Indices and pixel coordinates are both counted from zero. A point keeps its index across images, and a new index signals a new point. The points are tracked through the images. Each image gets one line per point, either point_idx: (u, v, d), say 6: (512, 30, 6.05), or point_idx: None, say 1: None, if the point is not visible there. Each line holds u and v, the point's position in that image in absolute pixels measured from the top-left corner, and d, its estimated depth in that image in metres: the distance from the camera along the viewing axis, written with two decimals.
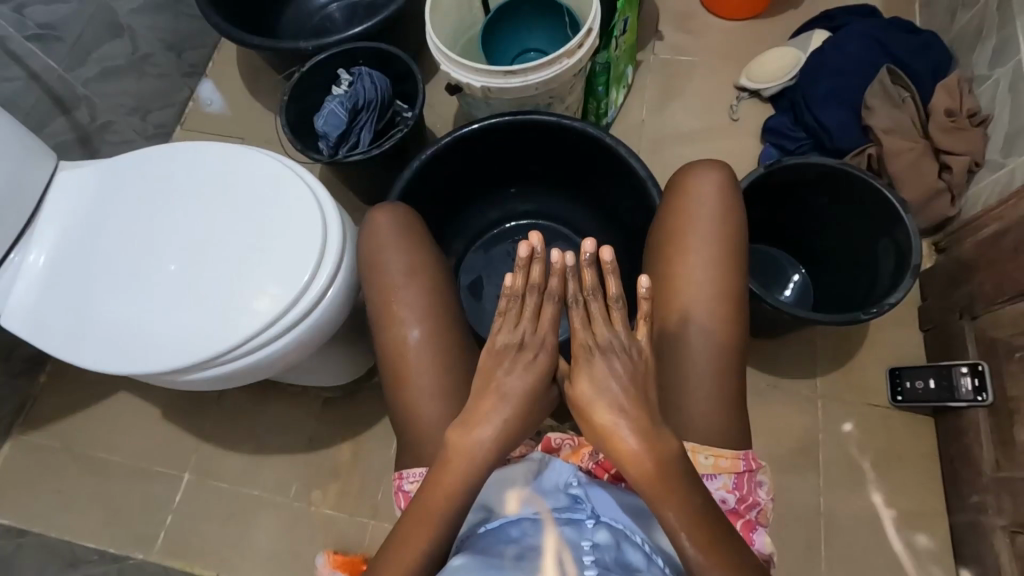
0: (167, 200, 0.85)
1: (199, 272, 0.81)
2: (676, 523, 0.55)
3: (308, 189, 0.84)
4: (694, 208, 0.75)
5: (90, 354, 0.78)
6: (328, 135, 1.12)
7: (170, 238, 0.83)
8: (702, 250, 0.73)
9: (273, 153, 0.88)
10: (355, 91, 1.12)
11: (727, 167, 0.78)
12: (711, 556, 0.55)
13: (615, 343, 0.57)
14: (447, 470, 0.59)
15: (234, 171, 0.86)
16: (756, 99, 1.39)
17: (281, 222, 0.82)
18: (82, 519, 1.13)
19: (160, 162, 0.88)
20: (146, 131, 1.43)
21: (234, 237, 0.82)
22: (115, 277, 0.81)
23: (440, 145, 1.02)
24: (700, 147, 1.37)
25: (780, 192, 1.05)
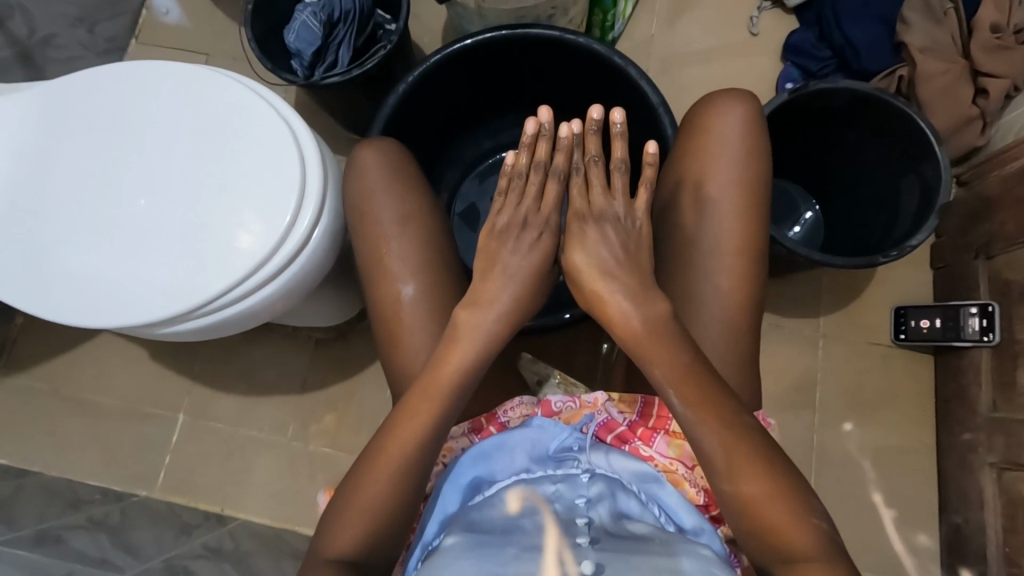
0: (123, 130, 0.76)
1: (169, 211, 0.73)
2: (664, 377, 0.58)
3: (281, 119, 0.74)
4: (716, 148, 0.68)
5: (55, 304, 0.71)
6: (301, 54, 0.99)
7: (132, 173, 0.74)
8: (721, 196, 0.67)
9: (238, 76, 0.77)
10: (330, 0, 0.98)
11: (751, 97, 0.69)
12: (706, 417, 0.56)
13: (608, 206, 0.66)
14: (453, 348, 0.62)
15: (196, 93, 0.76)
16: (779, 10, 1.25)
17: (253, 154, 0.74)
18: (81, 459, 1.13)
19: (109, 83, 0.77)
20: (96, 46, 1.27)
21: (204, 171, 0.74)
22: (73, 218, 0.73)
23: (429, 63, 0.90)
24: (713, 66, 1.24)
25: (802, 119, 0.96)
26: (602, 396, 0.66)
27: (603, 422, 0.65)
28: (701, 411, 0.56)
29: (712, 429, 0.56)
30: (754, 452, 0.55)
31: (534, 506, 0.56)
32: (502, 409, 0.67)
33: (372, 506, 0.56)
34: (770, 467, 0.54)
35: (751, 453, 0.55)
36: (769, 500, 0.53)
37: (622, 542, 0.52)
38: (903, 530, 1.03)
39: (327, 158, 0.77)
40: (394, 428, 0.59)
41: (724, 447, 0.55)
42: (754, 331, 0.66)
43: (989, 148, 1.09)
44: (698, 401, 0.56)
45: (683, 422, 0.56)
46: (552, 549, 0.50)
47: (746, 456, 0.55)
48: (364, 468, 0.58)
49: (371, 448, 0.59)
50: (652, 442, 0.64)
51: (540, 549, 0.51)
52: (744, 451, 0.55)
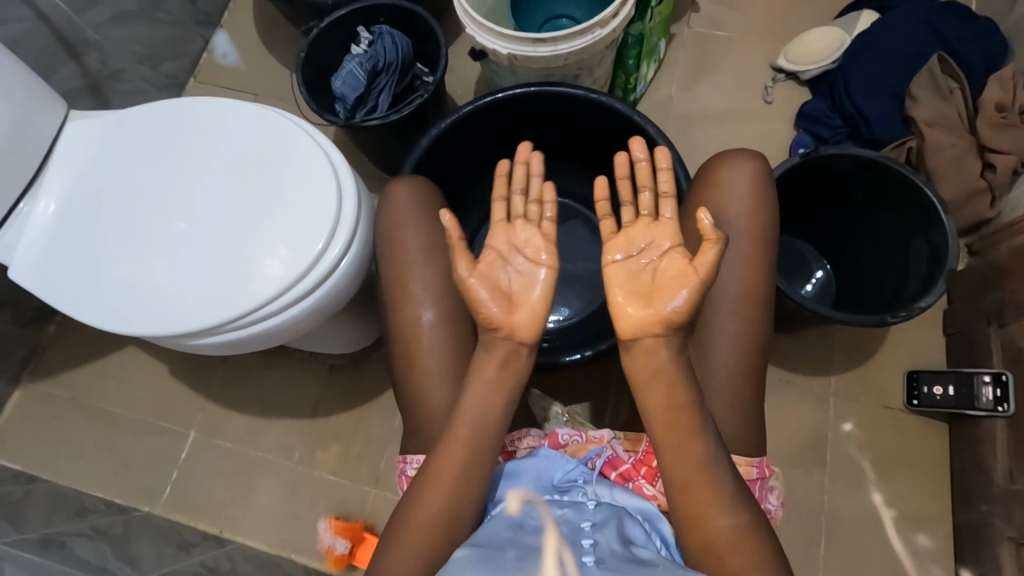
0: (177, 157, 0.82)
1: (212, 231, 0.79)
2: (655, 414, 0.58)
3: (323, 154, 0.81)
4: (726, 200, 0.71)
5: (97, 312, 0.76)
6: (344, 97, 1.06)
7: (182, 195, 0.80)
8: (729, 245, 0.70)
9: (288, 114, 0.84)
10: (375, 52, 1.06)
11: (760, 156, 0.74)
12: (686, 457, 0.57)
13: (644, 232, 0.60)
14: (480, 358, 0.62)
15: (244, 125, 0.83)
16: (792, 81, 1.32)
17: (294, 183, 0.80)
18: (90, 470, 1.15)
19: (167, 112, 0.84)
20: (157, 82, 1.39)
21: (248, 196, 0.80)
22: (123, 234, 0.79)
23: (461, 111, 0.98)
24: (729, 129, 1.31)
25: (813, 181, 1.01)
26: (607, 433, 0.68)
27: (609, 458, 0.66)
28: (669, 441, 0.58)
29: (687, 473, 0.57)
30: (725, 502, 0.57)
31: (533, 506, 0.61)
32: (510, 440, 0.69)
33: (421, 556, 0.58)
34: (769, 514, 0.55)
35: (721, 499, 0.57)
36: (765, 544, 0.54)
37: (627, 564, 0.52)
38: (904, 531, 1.02)
39: (361, 191, 0.82)
40: (434, 471, 0.60)
41: (686, 492, 0.57)
42: (759, 376, 0.68)
43: (999, 220, 1.11)
44: (667, 446, 0.58)
45: (662, 460, 0.58)
46: (553, 553, 0.53)
47: (719, 505, 0.57)
48: (408, 511, 0.60)
49: (411, 491, 0.61)
50: (656, 481, 0.65)
51: (539, 546, 0.54)
52: (712, 498, 0.57)
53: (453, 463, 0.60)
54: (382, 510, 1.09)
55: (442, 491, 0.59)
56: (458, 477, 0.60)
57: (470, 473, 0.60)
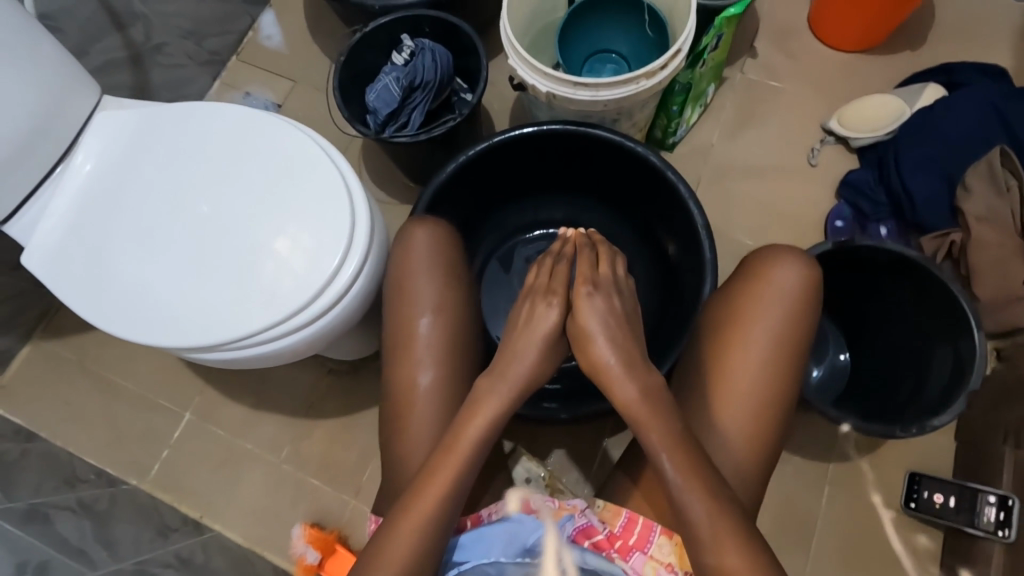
0: (195, 161, 0.81)
1: (225, 243, 0.78)
2: (656, 448, 0.64)
3: (339, 179, 0.79)
4: (770, 300, 0.73)
5: (101, 310, 0.77)
6: (376, 111, 1.02)
7: (195, 202, 0.80)
8: (763, 339, 0.72)
9: (311, 132, 0.83)
10: (414, 68, 1.03)
11: (808, 256, 0.76)
12: (689, 479, 0.61)
13: (609, 287, 0.74)
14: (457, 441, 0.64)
15: (266, 137, 0.82)
16: (841, 146, 1.27)
17: (309, 204, 0.79)
18: (86, 435, 1.18)
19: (195, 114, 0.83)
20: (200, 58, 1.40)
21: (263, 211, 0.79)
22: (135, 233, 0.79)
23: (489, 143, 0.97)
24: (767, 185, 1.26)
25: (843, 267, 0.97)
26: (579, 502, 0.69)
27: (581, 526, 0.67)
28: (693, 482, 0.61)
29: (694, 512, 0.60)
30: (733, 529, 0.59)
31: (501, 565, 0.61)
32: (484, 512, 0.69)
33: None
34: (759, 557, 0.59)
35: (733, 528, 0.60)
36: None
37: None
38: None
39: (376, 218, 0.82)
40: (391, 532, 0.60)
41: (711, 533, 0.59)
42: (771, 452, 0.71)
43: None
44: (679, 489, 0.61)
45: (674, 493, 0.61)
46: None
47: (732, 537, 0.59)
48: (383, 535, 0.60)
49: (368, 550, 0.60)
50: (628, 557, 0.66)
51: None
52: (721, 531, 0.59)
53: (417, 521, 0.60)
54: (359, 522, 1.10)
55: (420, 539, 0.59)
56: (435, 536, 0.60)
57: (430, 535, 0.60)
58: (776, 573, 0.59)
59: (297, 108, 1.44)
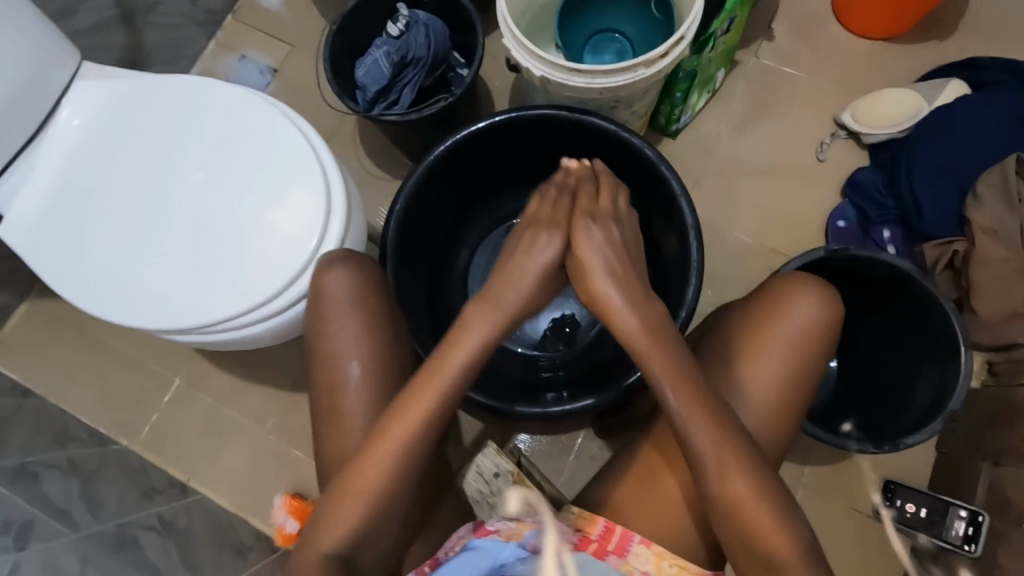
0: (174, 138, 0.80)
1: (203, 227, 0.77)
2: (659, 376, 0.66)
3: (316, 165, 0.77)
4: (789, 328, 0.73)
5: (78, 288, 0.77)
6: (366, 88, 0.99)
7: (173, 181, 0.79)
8: (774, 370, 0.72)
9: (291, 113, 0.80)
10: (406, 43, 0.99)
11: (831, 286, 0.75)
12: (693, 406, 0.64)
13: (610, 218, 0.75)
14: (382, 436, 0.64)
15: (246, 117, 0.80)
16: (853, 142, 1.22)
17: (286, 190, 0.77)
18: (81, 394, 1.21)
19: (175, 88, 0.81)
20: (196, 18, 1.36)
21: (240, 196, 0.78)
22: (112, 211, 0.78)
23: (477, 128, 0.94)
24: (771, 180, 1.22)
25: (835, 276, 0.93)
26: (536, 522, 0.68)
27: None
28: (698, 416, 0.63)
29: (702, 441, 0.63)
30: (742, 454, 0.62)
31: None
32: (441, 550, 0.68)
33: None
34: (764, 484, 0.62)
35: (741, 458, 0.62)
36: (755, 504, 0.61)
37: None
38: None
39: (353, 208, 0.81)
40: (330, 515, 0.63)
41: (720, 465, 0.62)
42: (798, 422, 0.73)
43: None
44: (686, 415, 0.64)
45: (679, 422, 0.64)
46: None
47: (739, 465, 0.62)
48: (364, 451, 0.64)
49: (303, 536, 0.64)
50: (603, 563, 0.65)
51: None
52: (728, 458, 0.62)
53: (360, 496, 0.62)
54: None
55: (392, 468, 0.63)
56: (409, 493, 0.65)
57: (368, 514, 0.63)
58: (781, 492, 0.63)
59: (295, 74, 1.40)
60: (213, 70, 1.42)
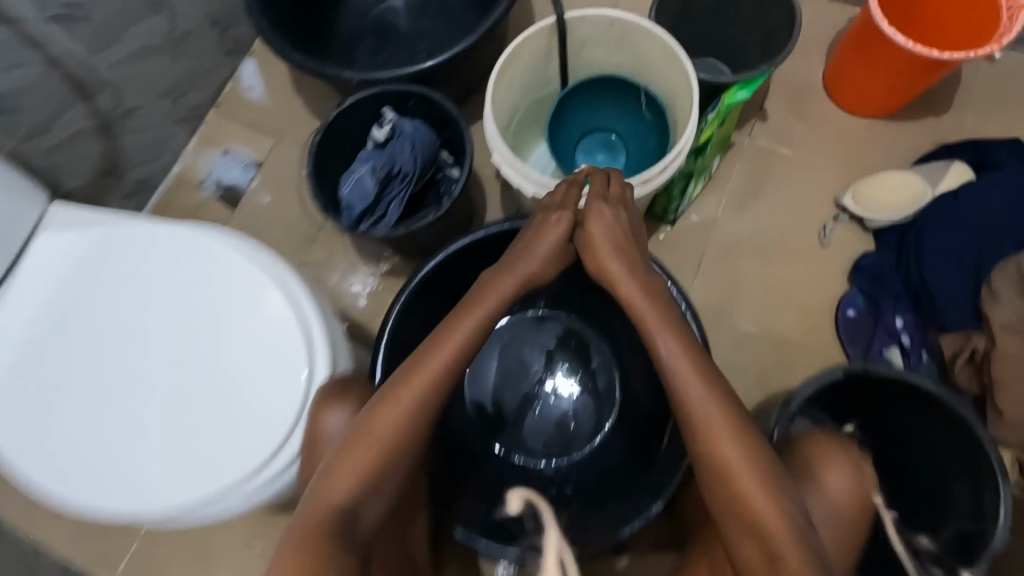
0: (149, 302, 0.78)
1: (181, 389, 0.75)
2: (664, 351, 0.68)
3: (295, 327, 0.75)
4: (829, 502, 0.73)
5: (48, 472, 0.73)
6: (350, 207, 0.94)
7: (148, 350, 0.77)
8: (821, 514, 0.72)
9: (267, 268, 0.78)
10: (391, 159, 0.96)
11: (860, 458, 0.76)
12: (693, 368, 0.67)
13: (621, 202, 0.77)
14: (354, 454, 0.65)
15: (228, 271, 0.78)
16: (857, 223, 1.18)
17: (267, 357, 0.75)
18: (53, 526, 1.12)
19: (153, 237, 0.79)
20: (176, 116, 1.32)
21: (223, 356, 0.76)
22: (84, 386, 0.75)
23: (464, 243, 0.92)
24: (776, 264, 1.18)
25: (855, 392, 0.90)
26: None
27: None
28: (694, 386, 0.66)
29: (687, 414, 0.65)
30: (744, 436, 0.63)
31: None
32: None
33: None
34: (767, 473, 0.62)
35: (734, 428, 0.64)
36: (752, 482, 0.61)
37: None
38: None
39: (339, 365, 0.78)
40: (320, 492, 0.63)
41: (709, 431, 0.64)
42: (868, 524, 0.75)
43: None
44: (675, 383, 0.67)
45: (676, 382, 0.67)
46: None
47: (730, 429, 0.64)
48: (369, 417, 0.67)
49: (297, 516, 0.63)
50: None
51: None
52: (712, 417, 0.64)
53: (349, 480, 0.64)
54: None
55: (398, 423, 0.66)
56: None
57: (375, 478, 0.65)
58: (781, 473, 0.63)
59: (278, 166, 1.36)
60: (194, 165, 1.38)
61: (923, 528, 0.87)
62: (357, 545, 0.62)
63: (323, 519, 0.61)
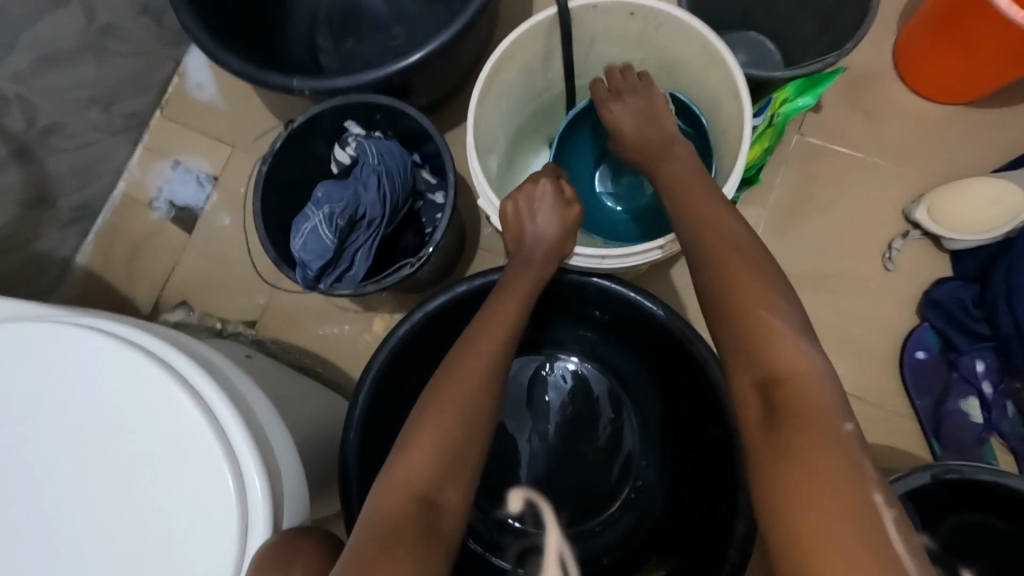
0: (38, 424, 0.59)
1: (81, 548, 0.56)
2: (690, 229, 0.59)
3: (219, 456, 0.55)
4: None
5: None
6: (305, 262, 0.76)
7: (39, 490, 0.58)
8: None
9: (182, 372, 0.58)
10: (354, 199, 0.77)
11: None
12: (716, 247, 0.56)
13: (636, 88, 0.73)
14: (449, 391, 0.58)
15: (130, 382, 0.58)
16: (929, 242, 0.98)
17: (189, 498, 0.55)
18: None
19: (40, 342, 0.60)
20: (112, 126, 1.13)
21: (126, 501, 0.56)
22: None
23: (439, 301, 0.75)
24: (828, 293, 0.98)
25: (946, 496, 0.69)
26: None
27: None
28: (719, 258, 0.55)
29: (749, 373, 0.49)
30: (801, 350, 0.48)
31: None
32: None
33: None
34: (826, 392, 0.46)
35: (785, 331, 0.49)
36: (809, 382, 0.46)
37: None
38: None
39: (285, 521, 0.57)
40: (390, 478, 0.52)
41: (741, 326, 0.51)
42: None
43: None
44: (762, 347, 0.49)
45: (699, 269, 0.56)
46: None
47: (779, 334, 0.49)
48: (416, 424, 0.55)
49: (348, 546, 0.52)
50: None
51: None
52: (785, 350, 0.48)
53: (420, 454, 0.53)
54: None
55: (479, 391, 0.58)
56: None
57: (450, 455, 0.53)
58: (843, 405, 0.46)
59: (237, 181, 1.17)
60: (142, 182, 1.19)
61: (959, 552, 0.72)
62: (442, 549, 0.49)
63: (393, 523, 0.49)
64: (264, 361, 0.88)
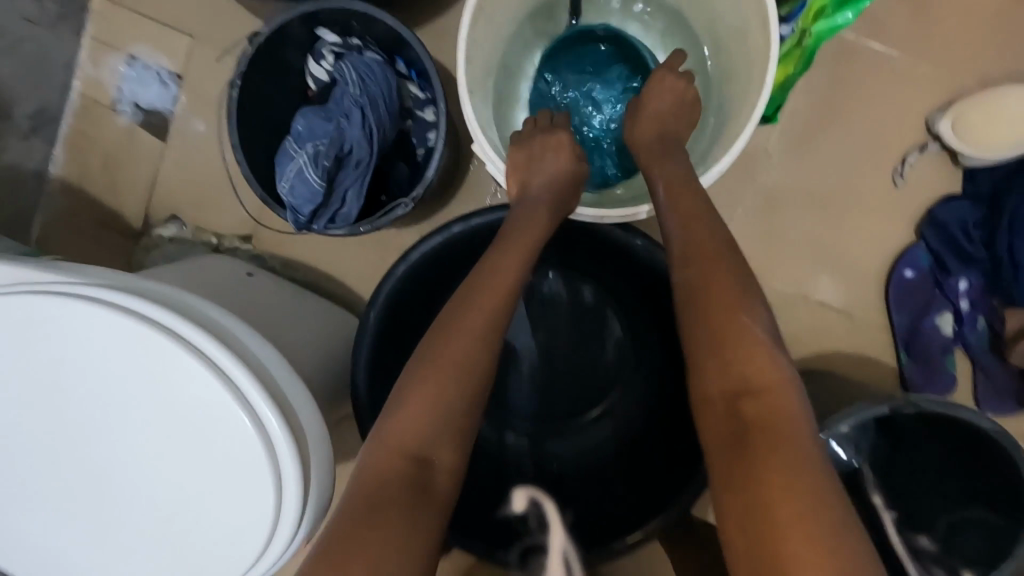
0: (71, 384, 0.63)
1: (133, 488, 0.64)
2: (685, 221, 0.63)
3: (248, 418, 0.61)
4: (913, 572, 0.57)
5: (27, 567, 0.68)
6: (294, 203, 0.73)
7: (86, 442, 0.64)
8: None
9: (199, 341, 0.61)
10: (340, 133, 0.73)
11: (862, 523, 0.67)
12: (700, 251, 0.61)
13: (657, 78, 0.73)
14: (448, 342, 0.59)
15: (152, 349, 0.61)
16: (944, 156, 0.94)
17: (224, 451, 0.62)
18: None
19: (53, 311, 0.61)
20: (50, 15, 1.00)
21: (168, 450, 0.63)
22: (28, 484, 0.66)
23: (435, 242, 0.76)
24: (829, 207, 0.97)
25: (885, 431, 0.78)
26: None
27: None
28: (708, 259, 0.61)
29: (717, 382, 0.55)
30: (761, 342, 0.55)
31: None
32: None
33: None
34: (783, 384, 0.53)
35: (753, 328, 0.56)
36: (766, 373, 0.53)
37: None
38: None
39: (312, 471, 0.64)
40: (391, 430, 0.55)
41: (715, 303, 0.57)
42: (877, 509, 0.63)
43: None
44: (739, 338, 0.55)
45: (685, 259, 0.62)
46: None
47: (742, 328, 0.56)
48: (412, 384, 0.57)
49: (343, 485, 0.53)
50: None
51: None
52: (759, 356, 0.54)
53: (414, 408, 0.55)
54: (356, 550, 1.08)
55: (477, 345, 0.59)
56: None
57: (456, 409, 0.56)
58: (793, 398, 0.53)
59: (208, 81, 1.07)
60: (98, 79, 1.09)
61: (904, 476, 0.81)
62: (439, 509, 0.52)
63: (388, 481, 0.52)
64: (255, 289, 0.89)
